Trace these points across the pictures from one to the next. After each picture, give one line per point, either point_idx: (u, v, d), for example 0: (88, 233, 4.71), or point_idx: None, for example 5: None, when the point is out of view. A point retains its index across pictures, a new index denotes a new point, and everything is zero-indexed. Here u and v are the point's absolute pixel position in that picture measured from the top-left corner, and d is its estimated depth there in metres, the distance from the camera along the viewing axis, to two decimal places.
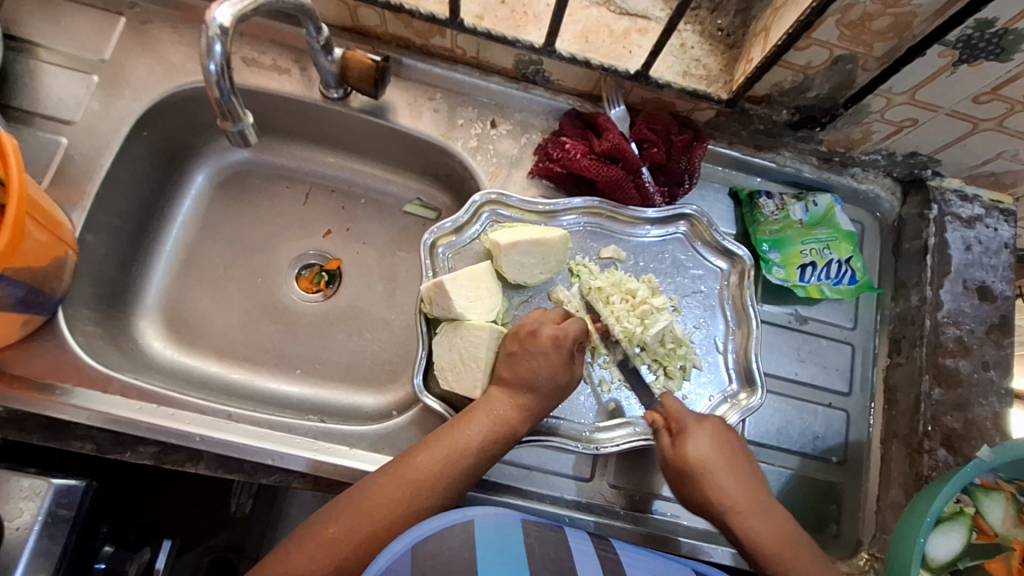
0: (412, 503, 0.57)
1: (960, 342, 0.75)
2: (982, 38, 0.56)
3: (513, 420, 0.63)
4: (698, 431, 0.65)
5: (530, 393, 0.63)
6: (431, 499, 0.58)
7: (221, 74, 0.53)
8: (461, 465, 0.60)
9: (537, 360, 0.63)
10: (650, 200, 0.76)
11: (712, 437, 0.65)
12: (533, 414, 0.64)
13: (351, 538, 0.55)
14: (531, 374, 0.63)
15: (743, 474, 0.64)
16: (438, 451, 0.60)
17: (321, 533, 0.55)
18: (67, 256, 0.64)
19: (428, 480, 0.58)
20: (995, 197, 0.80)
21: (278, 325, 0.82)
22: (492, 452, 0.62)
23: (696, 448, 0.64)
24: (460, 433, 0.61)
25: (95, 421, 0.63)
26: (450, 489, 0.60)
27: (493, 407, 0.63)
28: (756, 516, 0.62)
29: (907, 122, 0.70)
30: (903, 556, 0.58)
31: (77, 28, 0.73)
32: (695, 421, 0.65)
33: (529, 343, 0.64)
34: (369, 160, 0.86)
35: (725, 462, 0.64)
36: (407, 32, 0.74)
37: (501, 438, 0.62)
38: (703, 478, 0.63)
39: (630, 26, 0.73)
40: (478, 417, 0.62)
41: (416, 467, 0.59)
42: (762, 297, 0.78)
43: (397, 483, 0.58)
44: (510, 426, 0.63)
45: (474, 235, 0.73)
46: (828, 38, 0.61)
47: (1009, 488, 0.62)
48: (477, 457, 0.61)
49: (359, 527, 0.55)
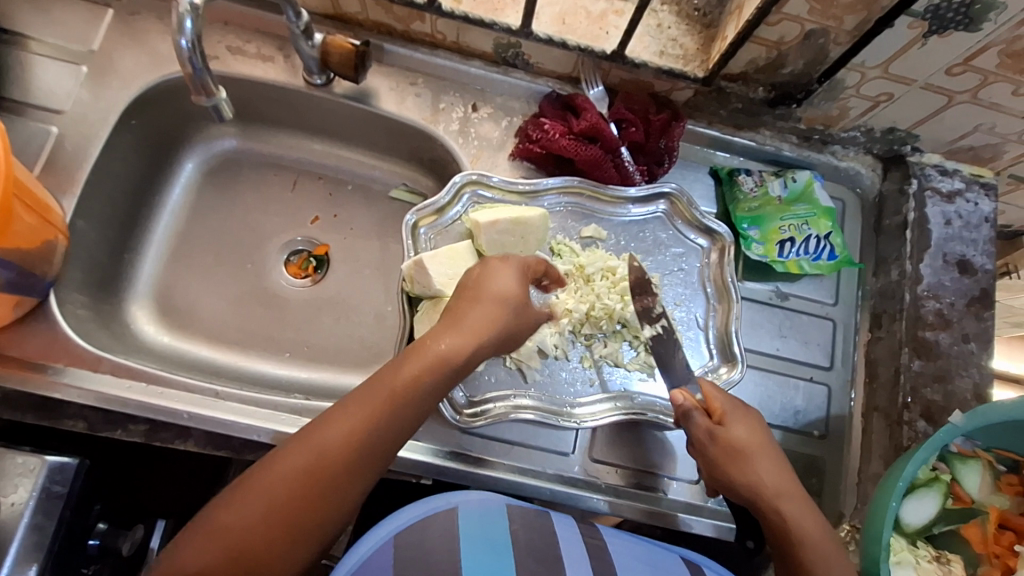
0: (323, 472, 0.50)
1: (940, 315, 0.75)
2: (949, 8, 0.57)
3: (440, 364, 0.56)
4: (735, 418, 0.64)
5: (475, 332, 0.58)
6: (350, 463, 0.51)
7: (193, 51, 0.54)
8: (381, 422, 0.53)
9: (499, 317, 0.61)
10: (630, 179, 0.77)
11: (750, 429, 0.64)
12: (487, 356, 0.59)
13: (252, 523, 0.48)
14: (494, 332, 0.61)
15: (779, 466, 0.63)
16: (349, 411, 0.52)
17: (218, 521, 0.47)
18: (57, 240, 0.66)
19: (342, 442, 0.51)
20: (975, 172, 0.80)
21: (268, 309, 0.84)
22: (417, 405, 0.54)
23: (735, 432, 0.63)
24: (379, 386, 0.54)
25: (86, 399, 0.65)
26: (363, 453, 0.52)
27: (432, 347, 0.56)
28: (800, 502, 0.61)
29: (883, 97, 0.71)
30: (877, 521, 0.59)
31: (66, 21, 0.75)
32: (732, 408, 0.65)
33: (489, 304, 0.62)
34: (355, 147, 0.88)
35: (764, 448, 0.63)
36: (388, 18, 0.75)
37: (437, 377, 0.55)
38: (744, 459, 0.62)
39: (607, 8, 0.74)
40: (408, 363, 0.55)
41: (323, 433, 0.51)
42: (744, 274, 0.78)
43: (299, 453, 0.50)
44: (459, 374, 0.57)
45: (455, 216, 0.74)
46: (798, 13, 0.61)
47: (986, 456, 0.64)
48: (402, 410, 0.53)
49: (260, 510, 0.48)
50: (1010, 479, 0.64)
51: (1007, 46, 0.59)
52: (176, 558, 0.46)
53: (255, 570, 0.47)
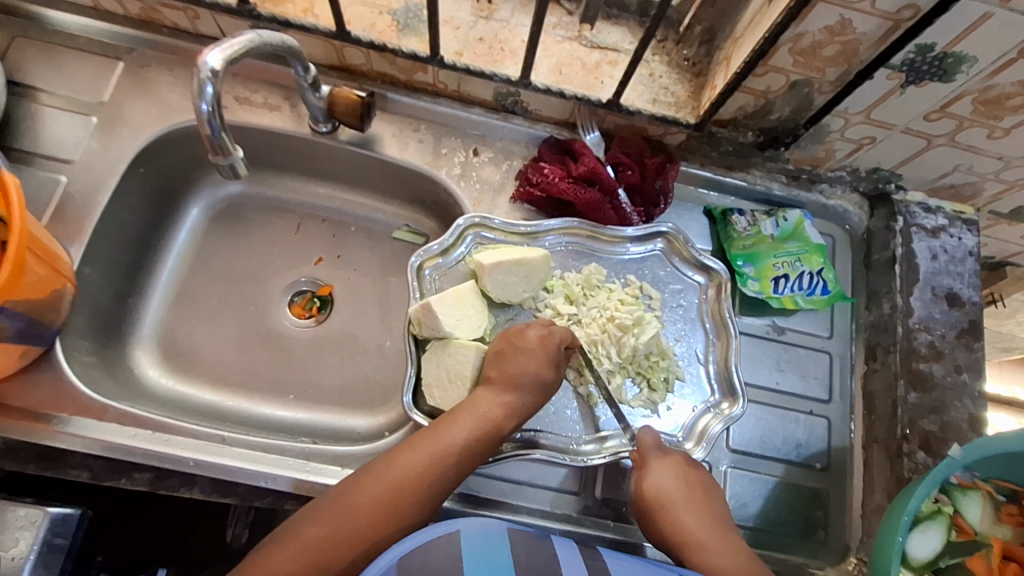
0: (397, 501, 0.58)
1: (932, 347, 0.77)
2: (924, 61, 0.61)
3: (498, 418, 0.64)
4: (657, 465, 0.67)
5: (515, 391, 0.65)
6: (418, 497, 0.59)
7: (212, 113, 0.56)
8: (445, 465, 0.60)
9: (525, 358, 0.66)
10: (628, 220, 0.79)
11: (674, 474, 0.66)
12: (521, 413, 0.65)
13: (335, 536, 0.55)
14: (521, 372, 0.65)
15: (701, 507, 0.65)
16: (420, 450, 0.60)
17: (306, 535, 0.55)
18: (66, 289, 0.67)
19: (413, 477, 0.59)
20: (958, 208, 0.83)
21: (271, 351, 0.84)
22: (476, 452, 0.62)
23: (654, 483, 0.65)
24: (445, 432, 0.61)
25: (91, 449, 0.64)
26: (437, 486, 0.60)
27: (479, 406, 0.64)
28: (718, 553, 0.60)
29: (866, 140, 0.74)
30: (884, 556, 0.59)
31: (77, 73, 0.77)
32: (657, 456, 0.68)
33: (518, 341, 0.67)
34: (358, 190, 0.89)
35: (685, 497, 0.65)
36: (392, 69, 0.78)
37: (488, 434, 0.63)
38: (664, 509, 0.64)
39: (601, 59, 0.78)
40: (463, 417, 0.63)
41: (398, 467, 0.59)
42: (740, 309, 0.80)
43: (379, 482, 0.58)
44: (498, 426, 0.63)
45: (459, 256, 0.76)
46: (783, 65, 0.65)
47: (985, 487, 0.65)
48: (465, 456, 0.61)
49: (343, 526, 0.56)
50: (1010, 509, 0.64)
51: (980, 94, 0.63)
52: (268, 564, 0.53)
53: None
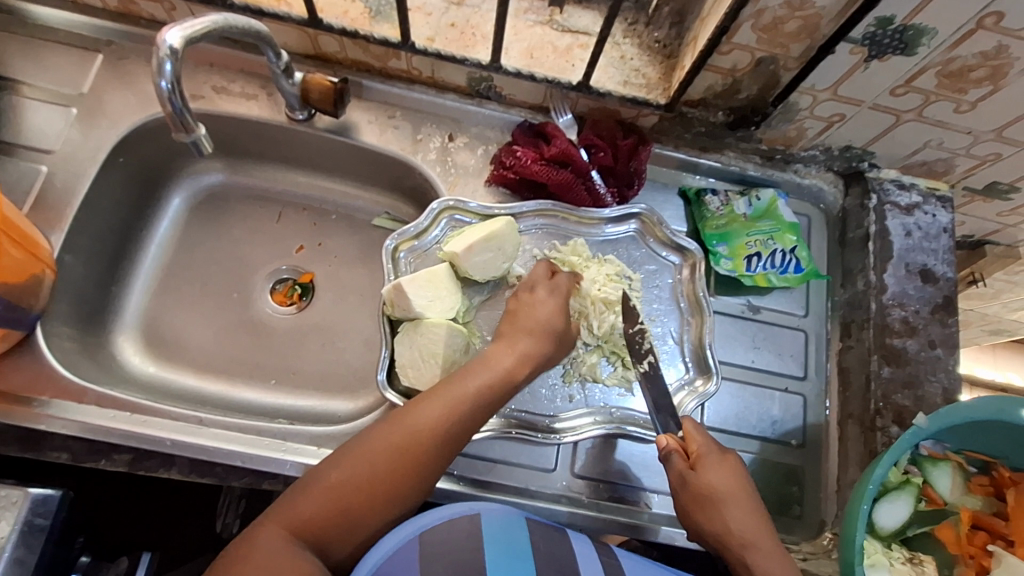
0: (416, 449, 0.57)
1: (906, 323, 0.78)
2: (885, 35, 0.61)
3: (511, 367, 0.64)
4: (715, 465, 0.63)
5: (528, 338, 0.66)
6: (437, 446, 0.58)
7: (172, 91, 0.57)
8: (460, 414, 0.59)
9: (536, 313, 0.69)
10: (602, 201, 0.80)
11: (729, 474, 0.63)
12: (534, 361, 0.66)
13: (357, 483, 0.54)
14: (531, 323, 0.68)
15: (753, 508, 0.62)
16: (438, 397, 0.60)
17: (326, 480, 0.54)
18: (45, 275, 0.68)
19: (431, 426, 0.58)
20: (932, 185, 0.84)
21: (253, 337, 0.85)
22: (492, 399, 0.62)
23: (713, 482, 0.62)
24: (462, 381, 0.61)
25: (70, 430, 0.66)
26: (456, 431, 0.59)
27: (491, 359, 0.64)
28: (769, 555, 0.60)
29: (836, 118, 0.75)
30: (851, 525, 0.59)
31: (57, 66, 0.79)
32: (718, 455, 0.64)
33: (529, 299, 0.70)
34: (337, 178, 0.90)
35: (743, 496, 0.62)
36: (366, 56, 0.79)
37: (504, 386, 0.63)
38: (718, 506, 0.61)
39: (572, 42, 0.79)
40: (476, 369, 0.63)
41: (417, 415, 0.58)
42: (715, 289, 0.81)
43: (397, 428, 0.57)
44: (510, 375, 0.63)
45: (435, 239, 0.77)
46: (747, 42, 0.66)
47: (956, 458, 0.65)
48: (480, 405, 0.61)
49: (362, 473, 0.54)
50: (981, 479, 0.65)
51: (943, 67, 0.63)
52: (292, 512, 0.52)
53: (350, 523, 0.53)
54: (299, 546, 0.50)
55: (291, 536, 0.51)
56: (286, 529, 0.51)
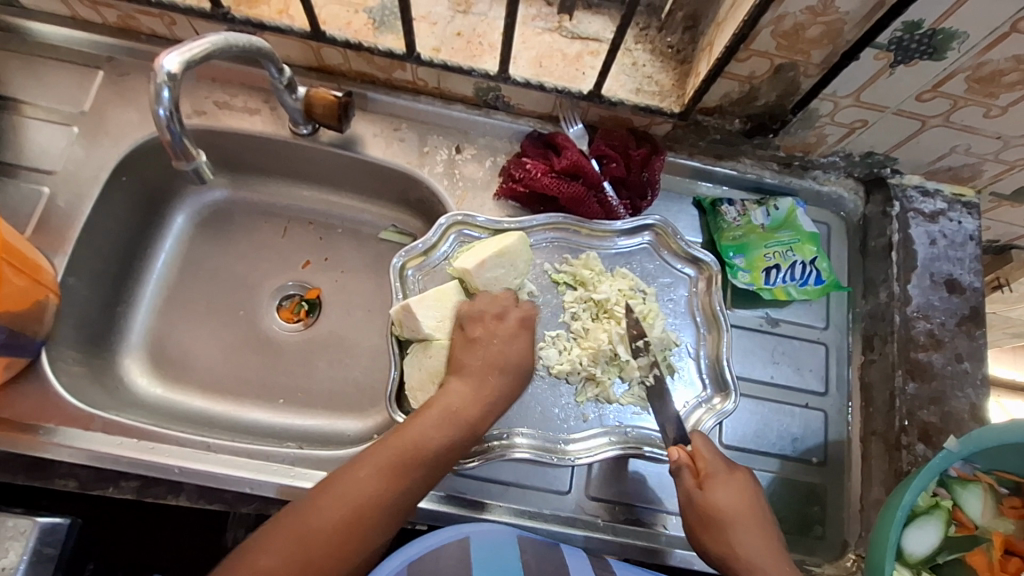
0: (370, 501, 0.56)
1: (931, 335, 0.75)
2: (913, 40, 0.58)
3: (468, 411, 0.62)
4: (724, 483, 0.63)
5: (494, 376, 0.65)
6: (388, 499, 0.57)
7: (171, 118, 0.55)
8: (397, 488, 0.57)
9: (501, 342, 0.67)
10: (615, 214, 0.78)
11: (739, 492, 0.63)
12: (490, 404, 0.64)
13: (303, 540, 0.54)
14: (501, 357, 0.66)
15: (761, 531, 0.62)
16: (390, 445, 0.59)
17: (275, 539, 0.54)
18: (49, 300, 0.67)
19: (368, 501, 0.56)
20: (957, 191, 0.81)
21: (260, 355, 0.84)
22: (449, 445, 0.60)
23: (720, 501, 0.62)
24: (416, 425, 0.60)
25: (78, 458, 0.65)
26: (411, 480, 0.58)
27: (450, 400, 0.62)
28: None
29: (858, 124, 0.72)
30: (879, 553, 0.57)
31: (57, 84, 0.77)
32: (724, 472, 0.64)
33: (494, 328, 0.67)
34: (343, 192, 0.89)
35: (748, 515, 0.62)
36: (370, 68, 0.77)
37: (460, 430, 0.61)
38: (726, 526, 0.61)
39: (582, 49, 0.76)
40: (429, 414, 0.61)
41: (369, 465, 0.57)
42: (731, 302, 0.79)
43: (349, 480, 0.56)
44: (466, 411, 0.62)
45: (443, 255, 0.75)
46: (766, 49, 0.63)
47: (987, 480, 0.62)
48: (425, 472, 0.59)
49: (294, 553, 0.53)
50: (1014, 502, 0.63)
51: (973, 72, 0.60)
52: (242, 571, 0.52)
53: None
54: None
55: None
56: None
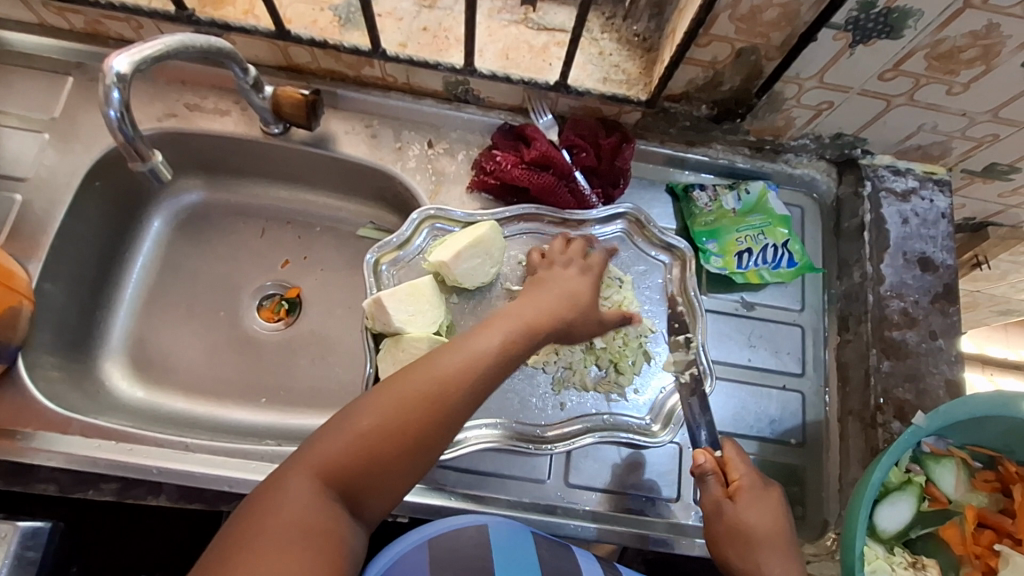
0: (448, 396, 0.52)
1: (905, 314, 0.76)
2: (869, 19, 0.59)
3: (538, 321, 0.60)
4: (757, 502, 0.61)
5: (560, 303, 0.63)
6: (465, 396, 0.53)
7: (122, 119, 0.56)
8: (483, 369, 0.54)
9: (562, 275, 0.68)
10: (588, 203, 0.78)
11: (771, 513, 0.61)
12: (558, 317, 0.62)
13: (384, 429, 0.50)
14: (561, 285, 0.66)
15: (788, 554, 0.59)
16: (470, 343, 0.55)
17: (357, 426, 0.50)
18: (23, 306, 0.68)
19: (455, 379, 0.53)
20: (928, 169, 0.81)
21: (241, 355, 0.84)
22: (522, 350, 0.58)
23: (748, 518, 0.60)
24: (491, 328, 0.57)
25: (56, 462, 0.65)
26: (487, 381, 0.55)
27: (522, 311, 0.60)
28: None
29: (824, 105, 0.72)
30: (850, 531, 0.57)
31: (28, 91, 0.78)
32: (760, 492, 0.62)
33: (552, 269, 0.69)
34: (319, 190, 0.89)
35: (778, 539, 0.60)
36: (339, 66, 0.78)
37: (531, 336, 0.59)
38: (751, 543, 0.59)
39: (548, 40, 0.76)
40: (504, 321, 0.59)
41: (448, 360, 0.53)
42: (706, 287, 0.79)
43: (428, 374, 0.53)
44: (536, 324, 0.60)
45: (418, 249, 0.75)
46: (726, 33, 0.63)
47: (960, 454, 0.63)
48: (511, 352, 0.57)
49: (393, 419, 0.50)
50: (986, 475, 0.63)
51: (932, 49, 0.61)
52: (323, 458, 0.49)
53: (380, 471, 0.50)
54: (327, 495, 0.48)
55: (317, 483, 0.48)
56: (314, 475, 0.48)
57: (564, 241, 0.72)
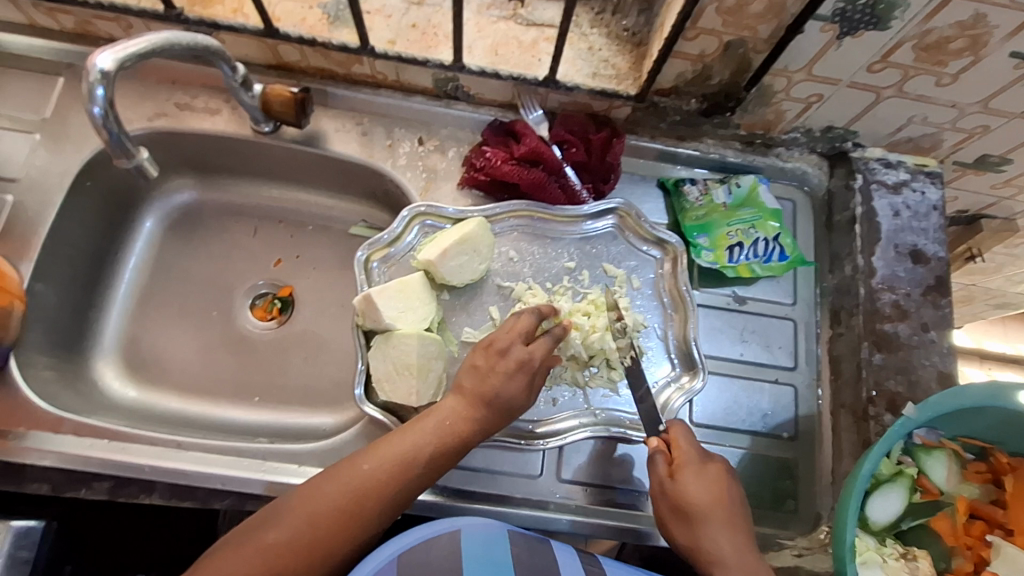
0: (359, 512, 0.55)
1: (897, 306, 0.75)
2: (855, 10, 0.58)
3: (460, 432, 0.61)
4: (697, 474, 0.61)
5: (487, 408, 0.62)
6: (375, 511, 0.56)
7: (106, 117, 0.56)
8: (394, 488, 0.57)
9: (501, 379, 0.62)
10: (578, 198, 0.78)
11: (713, 486, 0.60)
12: (483, 430, 0.62)
13: (288, 546, 0.52)
14: (492, 394, 0.62)
15: (736, 527, 0.59)
16: (384, 455, 0.58)
17: (261, 541, 0.52)
18: (14, 306, 0.68)
19: (364, 497, 0.55)
20: (919, 161, 0.81)
21: (234, 355, 0.84)
22: (441, 464, 0.60)
23: (688, 492, 0.60)
24: (412, 438, 0.59)
25: (49, 461, 0.65)
26: (399, 497, 0.57)
27: (445, 417, 0.61)
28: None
29: (814, 98, 0.72)
30: (841, 523, 0.57)
31: (18, 92, 0.78)
32: (700, 465, 0.62)
33: (495, 362, 0.63)
34: (311, 189, 0.89)
35: (725, 513, 0.59)
36: (328, 63, 0.78)
37: (450, 449, 0.60)
38: (696, 520, 0.59)
39: (538, 36, 0.76)
40: (425, 430, 0.60)
41: (361, 474, 0.56)
42: (697, 282, 0.79)
43: (340, 488, 0.55)
44: (457, 435, 0.61)
45: (408, 246, 0.75)
46: (713, 26, 0.63)
47: (952, 446, 0.62)
48: (427, 468, 0.59)
49: (300, 536, 0.53)
50: (977, 466, 0.63)
51: (919, 40, 0.61)
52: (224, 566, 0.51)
53: None
54: None
55: None
56: None
57: (522, 317, 0.67)
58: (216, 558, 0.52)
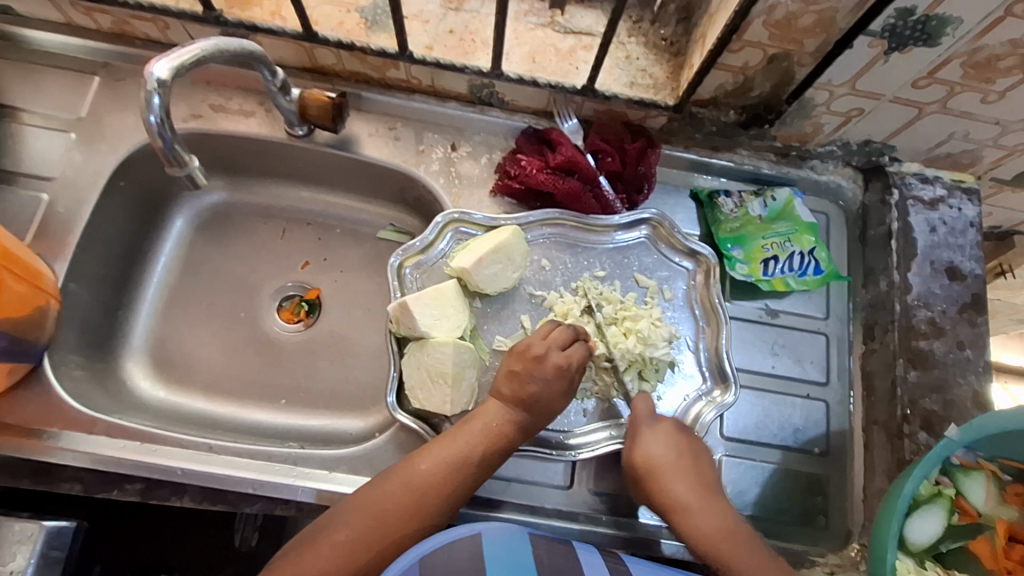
0: (421, 506, 0.59)
1: (932, 323, 0.75)
2: (906, 26, 0.58)
3: (508, 433, 0.64)
4: (650, 433, 0.67)
5: (526, 411, 0.65)
6: (436, 507, 0.60)
7: (162, 124, 0.56)
8: (451, 485, 0.61)
9: (541, 382, 0.65)
10: (611, 208, 0.78)
11: (666, 442, 0.66)
12: (526, 430, 0.65)
13: (359, 541, 0.56)
14: (533, 397, 0.65)
15: (691, 475, 0.66)
16: (439, 455, 0.61)
17: (333, 537, 0.56)
18: (50, 305, 0.68)
19: (424, 493, 0.59)
20: (957, 177, 0.80)
21: (261, 357, 0.84)
22: (492, 461, 0.64)
23: (645, 451, 0.66)
24: (464, 440, 0.62)
25: (82, 462, 0.66)
26: (456, 494, 0.61)
27: (491, 418, 0.64)
28: (705, 517, 0.63)
29: (854, 112, 0.71)
30: (881, 543, 0.57)
31: (54, 91, 0.78)
32: (650, 425, 0.68)
33: (534, 367, 0.65)
34: (341, 192, 0.89)
35: (676, 463, 0.65)
36: (364, 67, 0.78)
37: (499, 449, 0.64)
38: (651, 475, 0.65)
39: (575, 44, 0.76)
40: (475, 430, 0.63)
41: (418, 473, 0.60)
42: (730, 295, 0.79)
43: (400, 488, 0.59)
44: (502, 437, 0.64)
45: (441, 253, 0.75)
46: (759, 39, 0.63)
47: (990, 467, 0.62)
48: (479, 466, 0.63)
49: (369, 531, 0.57)
50: (1017, 489, 0.62)
51: (969, 57, 0.60)
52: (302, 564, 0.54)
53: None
54: None
55: None
56: None
57: (555, 329, 0.68)
58: (294, 558, 0.54)
